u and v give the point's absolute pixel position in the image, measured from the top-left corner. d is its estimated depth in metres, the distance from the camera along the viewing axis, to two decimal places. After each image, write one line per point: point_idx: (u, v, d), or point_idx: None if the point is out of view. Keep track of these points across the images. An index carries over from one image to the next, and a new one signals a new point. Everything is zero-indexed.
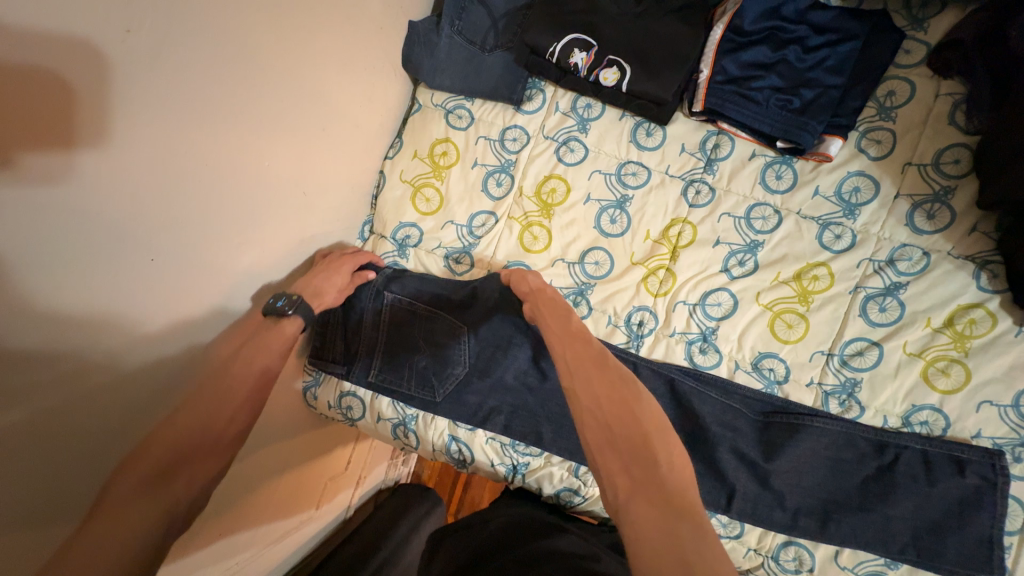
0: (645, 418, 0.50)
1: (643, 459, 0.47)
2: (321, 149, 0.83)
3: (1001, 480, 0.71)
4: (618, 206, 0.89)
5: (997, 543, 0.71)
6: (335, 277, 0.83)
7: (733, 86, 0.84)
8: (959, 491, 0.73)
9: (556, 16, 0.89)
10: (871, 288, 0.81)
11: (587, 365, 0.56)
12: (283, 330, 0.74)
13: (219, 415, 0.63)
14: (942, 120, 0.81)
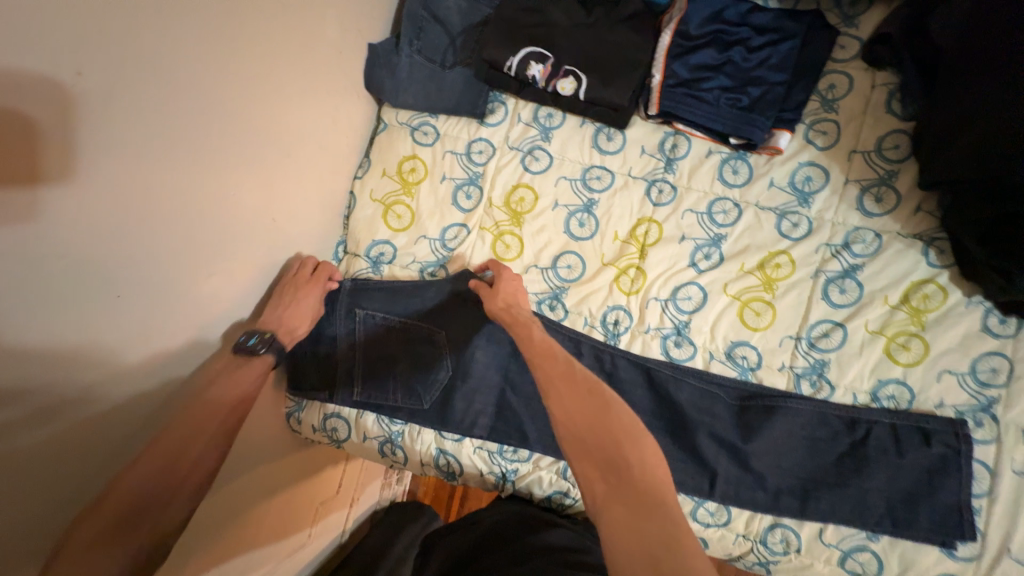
0: (614, 426, 0.55)
1: (617, 463, 0.51)
2: (289, 172, 0.83)
3: (965, 446, 0.75)
4: (585, 209, 0.91)
5: (966, 507, 0.74)
6: (302, 305, 0.83)
7: (685, 88, 0.88)
8: (928, 460, 0.76)
9: (511, 33, 0.92)
10: (830, 272, 0.84)
11: (559, 381, 0.61)
12: (253, 367, 0.72)
13: (187, 454, 0.60)
14: (880, 108, 0.86)
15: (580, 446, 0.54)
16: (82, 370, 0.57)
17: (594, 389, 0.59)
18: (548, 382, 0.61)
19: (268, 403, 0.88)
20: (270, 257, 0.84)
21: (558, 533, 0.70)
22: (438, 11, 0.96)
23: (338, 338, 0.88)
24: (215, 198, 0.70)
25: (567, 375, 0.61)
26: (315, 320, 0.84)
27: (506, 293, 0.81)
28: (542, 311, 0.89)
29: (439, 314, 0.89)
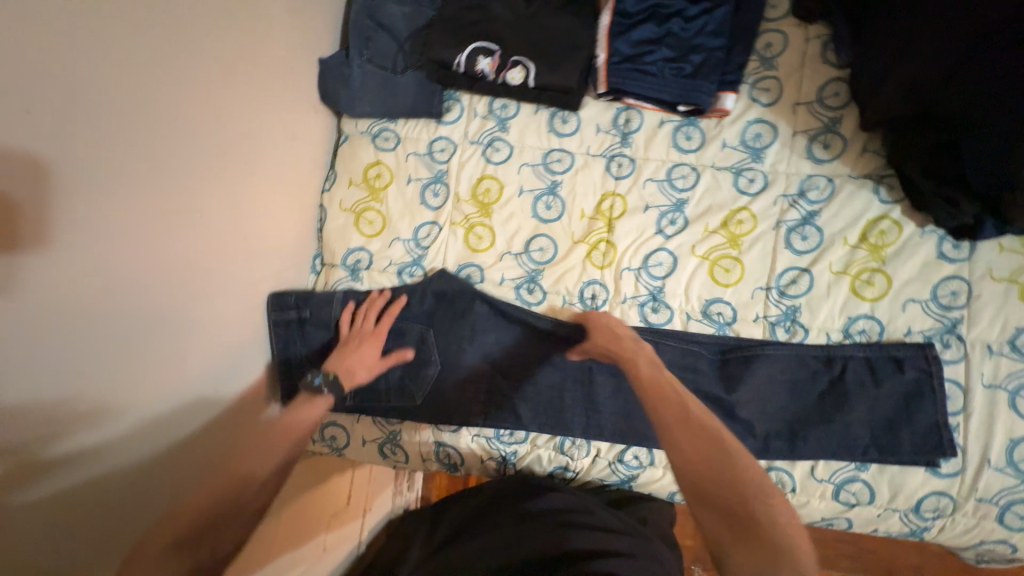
0: (744, 484, 0.56)
1: (746, 525, 0.55)
2: (256, 193, 0.85)
3: (935, 368, 0.79)
4: (550, 192, 0.93)
5: (944, 426, 0.77)
6: (362, 355, 0.85)
7: (629, 63, 0.91)
8: (903, 386, 0.79)
9: (456, 31, 0.95)
10: (790, 221, 0.88)
11: (685, 435, 0.60)
12: (313, 406, 0.76)
13: (243, 482, 0.64)
14: (816, 59, 0.90)
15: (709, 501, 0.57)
16: (66, 396, 0.59)
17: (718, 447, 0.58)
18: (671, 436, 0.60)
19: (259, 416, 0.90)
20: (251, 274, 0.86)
21: (559, 499, 0.77)
22: (383, 19, 0.99)
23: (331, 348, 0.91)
24: (184, 222, 0.72)
25: (693, 427, 0.60)
26: (376, 370, 0.86)
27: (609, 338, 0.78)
28: (521, 296, 0.91)
29: (426, 314, 0.90)
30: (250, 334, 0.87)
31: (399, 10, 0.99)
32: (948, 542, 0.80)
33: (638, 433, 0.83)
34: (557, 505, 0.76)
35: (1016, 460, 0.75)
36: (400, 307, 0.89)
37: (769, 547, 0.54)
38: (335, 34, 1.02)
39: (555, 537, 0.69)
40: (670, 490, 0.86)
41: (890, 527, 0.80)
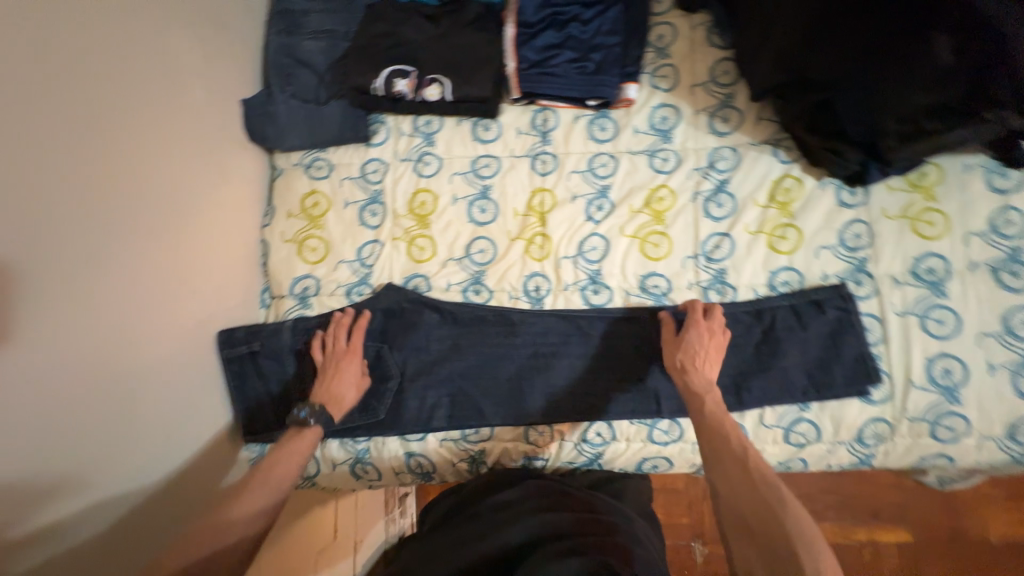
0: (784, 523, 0.59)
1: (782, 558, 0.57)
2: (191, 236, 0.86)
3: (850, 304, 0.86)
4: (483, 196, 0.98)
5: (869, 356, 0.84)
6: (344, 374, 0.86)
7: (537, 68, 0.98)
8: (827, 326, 0.86)
9: (371, 58, 1.00)
10: (705, 192, 0.95)
11: (729, 467, 0.67)
12: (305, 439, 0.79)
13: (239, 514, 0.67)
14: (703, 44, 0.99)
15: (741, 526, 0.62)
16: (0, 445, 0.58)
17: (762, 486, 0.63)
18: (716, 466, 0.68)
19: (219, 455, 0.90)
20: (195, 314, 0.87)
21: (540, 487, 0.80)
22: (301, 56, 1.04)
23: (290, 378, 0.92)
24: (116, 271, 0.73)
25: (739, 461, 0.66)
26: (364, 386, 0.87)
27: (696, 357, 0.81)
28: (469, 298, 0.93)
29: (379, 329, 0.92)
30: (200, 373, 0.87)
31: (316, 45, 1.04)
32: (894, 465, 0.85)
33: (597, 411, 0.87)
34: (538, 493, 0.79)
35: (935, 377, 0.82)
36: (366, 320, 0.90)
37: None
38: (256, 75, 1.06)
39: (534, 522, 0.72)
40: (638, 462, 0.89)
41: (841, 460, 0.85)
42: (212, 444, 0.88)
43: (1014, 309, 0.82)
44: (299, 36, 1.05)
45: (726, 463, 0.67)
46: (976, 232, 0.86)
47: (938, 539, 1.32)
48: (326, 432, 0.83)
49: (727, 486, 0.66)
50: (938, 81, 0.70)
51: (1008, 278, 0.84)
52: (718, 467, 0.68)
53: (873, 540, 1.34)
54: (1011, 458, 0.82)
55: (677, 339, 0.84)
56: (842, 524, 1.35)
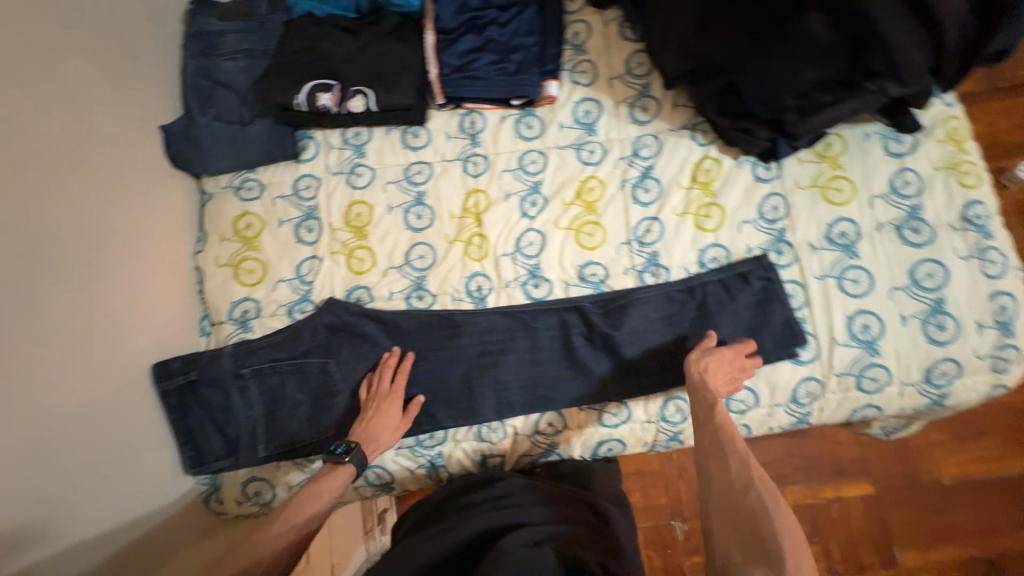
0: (773, 520, 0.64)
1: (767, 548, 0.62)
2: (111, 271, 0.84)
3: (772, 273, 0.91)
4: (418, 202, 0.99)
5: (794, 320, 0.88)
6: (382, 418, 0.85)
7: (459, 72, 0.99)
8: (753, 295, 0.91)
9: (292, 74, 1.00)
10: (632, 179, 0.98)
11: (726, 462, 0.72)
12: (336, 478, 0.79)
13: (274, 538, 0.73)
14: (617, 38, 1.03)
15: (727, 513, 0.68)
16: None
17: (756, 482, 0.68)
18: (715, 460, 0.74)
19: (163, 489, 0.87)
20: (123, 350, 0.84)
21: (508, 486, 0.82)
22: (221, 78, 1.02)
23: (234, 405, 0.89)
24: (30, 312, 0.71)
25: (742, 460, 0.71)
26: (399, 430, 0.85)
27: (718, 371, 0.83)
28: (412, 304, 0.94)
29: (323, 344, 0.91)
30: (136, 409, 0.85)
31: (235, 66, 1.03)
32: (829, 420, 0.90)
33: (546, 401, 0.89)
34: (506, 492, 0.81)
35: (856, 333, 0.88)
36: (411, 361, 0.89)
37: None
38: (175, 99, 1.03)
39: (496, 521, 0.74)
40: (593, 447, 0.91)
41: (779, 421, 0.90)
42: (155, 478, 0.86)
43: (919, 263, 0.89)
44: (217, 57, 1.03)
45: (725, 458, 0.72)
46: (880, 194, 0.92)
47: (896, 487, 1.40)
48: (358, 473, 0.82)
49: (721, 477, 0.71)
50: (821, 55, 0.77)
51: (911, 234, 0.90)
52: (716, 460, 0.73)
53: (839, 496, 1.40)
54: (929, 400, 0.88)
55: (707, 349, 0.85)
56: (809, 484, 1.41)
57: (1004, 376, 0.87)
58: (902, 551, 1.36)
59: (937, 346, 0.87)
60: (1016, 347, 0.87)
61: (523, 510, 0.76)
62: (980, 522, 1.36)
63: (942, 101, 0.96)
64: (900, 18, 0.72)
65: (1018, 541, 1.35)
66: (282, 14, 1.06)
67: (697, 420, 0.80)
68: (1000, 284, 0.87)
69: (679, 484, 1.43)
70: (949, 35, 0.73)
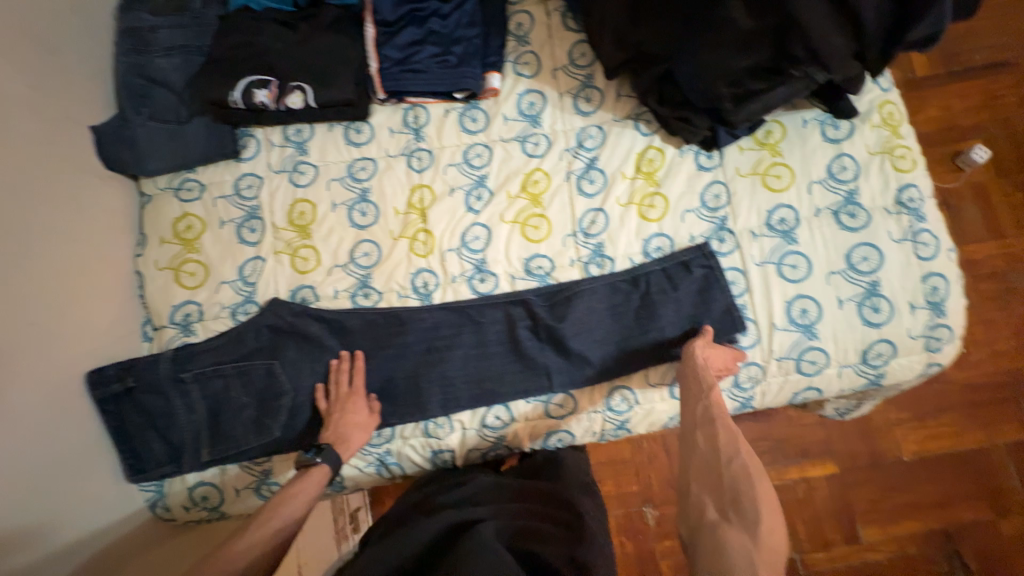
0: (752, 488, 0.67)
1: (742, 511, 0.65)
2: (42, 276, 0.82)
3: (712, 261, 0.92)
4: (362, 199, 0.97)
5: (734, 306, 0.90)
6: (351, 415, 0.86)
7: (399, 66, 0.98)
8: (695, 283, 0.92)
9: (227, 71, 0.97)
10: (577, 171, 0.98)
11: (714, 432, 0.74)
12: (313, 477, 0.79)
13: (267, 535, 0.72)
14: (560, 28, 1.02)
15: (707, 477, 0.71)
16: None
17: (740, 451, 0.70)
18: (703, 428, 0.75)
19: (102, 498, 0.85)
20: (53, 358, 0.82)
21: (474, 487, 0.83)
22: (154, 74, 0.99)
23: (176, 410, 0.88)
24: None
25: (729, 433, 0.73)
26: (372, 426, 0.86)
27: (717, 361, 0.85)
28: (358, 302, 0.93)
29: (267, 346, 0.90)
30: (70, 418, 0.83)
31: (169, 63, 1.00)
32: (770, 403, 0.93)
33: (493, 395, 0.90)
34: (472, 492, 0.82)
35: (794, 317, 0.89)
36: (362, 359, 0.89)
37: (758, 536, 0.63)
38: (107, 99, 1.00)
39: (459, 518, 0.74)
40: (542, 438, 0.92)
41: None
42: (93, 486, 0.84)
43: (855, 246, 0.90)
44: (149, 54, 1.00)
45: (712, 427, 0.74)
46: (818, 180, 0.94)
47: (859, 465, 1.42)
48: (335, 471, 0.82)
49: (706, 444, 0.74)
50: (745, 42, 0.77)
51: (847, 219, 0.92)
52: (704, 429, 0.75)
53: (804, 477, 1.42)
54: (867, 380, 0.90)
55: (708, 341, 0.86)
56: (776, 466, 1.43)
57: (937, 354, 0.90)
58: (866, 528, 1.38)
59: (873, 328, 0.89)
60: (947, 326, 0.89)
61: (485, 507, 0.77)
62: (939, 496, 1.39)
63: (878, 86, 0.97)
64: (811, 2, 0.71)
65: (977, 513, 1.37)
66: (218, 9, 1.03)
67: (687, 391, 0.82)
68: (932, 265, 0.90)
69: (649, 471, 1.43)
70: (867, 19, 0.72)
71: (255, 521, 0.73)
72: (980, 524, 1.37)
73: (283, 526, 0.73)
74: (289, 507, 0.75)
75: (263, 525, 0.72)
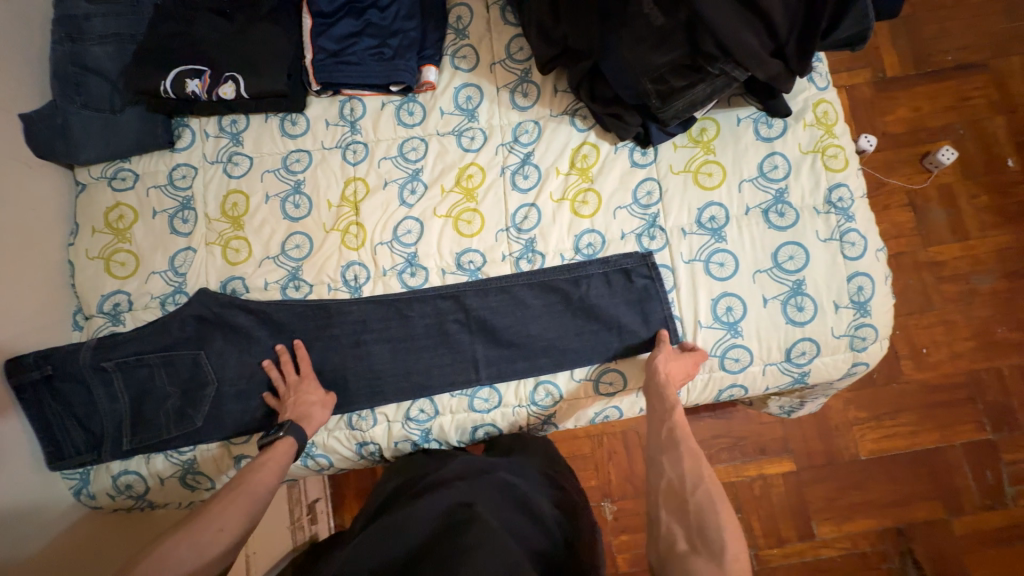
0: (719, 513, 0.63)
1: (707, 536, 0.61)
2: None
3: (655, 273, 0.91)
4: (295, 191, 0.97)
5: (672, 318, 0.91)
6: (306, 396, 0.86)
7: (334, 58, 0.97)
8: (635, 293, 0.92)
9: (160, 60, 0.97)
10: (512, 166, 0.98)
11: (679, 454, 0.70)
12: (278, 450, 0.78)
13: (251, 494, 0.72)
14: (499, 23, 1.02)
15: (674, 505, 0.66)
16: None
17: (705, 475, 0.67)
18: (668, 453, 0.71)
19: (22, 485, 0.85)
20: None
21: (446, 471, 0.79)
22: (89, 63, 0.99)
23: (98, 399, 0.89)
24: None
25: (693, 456, 0.70)
26: (330, 404, 0.87)
27: (678, 371, 0.84)
28: (288, 294, 0.93)
29: (194, 336, 0.91)
30: None
31: (104, 51, 1.00)
32: (695, 399, 0.94)
33: (420, 387, 0.91)
34: (450, 475, 0.77)
35: (719, 315, 0.90)
36: (302, 348, 0.90)
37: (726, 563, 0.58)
38: (44, 86, 0.99)
39: (450, 500, 0.70)
40: (469, 431, 0.93)
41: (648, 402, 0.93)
42: (10, 472, 0.84)
43: (781, 246, 0.91)
44: (85, 42, 1.00)
45: (677, 451, 0.71)
46: (748, 178, 0.94)
47: (817, 464, 1.41)
48: (302, 446, 0.82)
49: (673, 470, 0.69)
50: (660, 37, 0.81)
51: (776, 218, 0.92)
52: (669, 453, 0.71)
53: (762, 474, 1.41)
54: (792, 378, 0.91)
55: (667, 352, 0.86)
56: (734, 464, 1.42)
57: (862, 354, 0.90)
58: (820, 526, 1.38)
59: (797, 327, 0.89)
60: (872, 326, 0.90)
61: (467, 486, 0.73)
62: (894, 495, 1.39)
63: (814, 85, 0.97)
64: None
65: (932, 513, 1.37)
66: None
67: (653, 414, 0.79)
68: (859, 265, 0.90)
69: (608, 466, 1.39)
70: (773, 14, 0.74)
71: (225, 488, 0.72)
72: (934, 524, 1.37)
73: (256, 492, 0.72)
74: (261, 475, 0.74)
75: (234, 491, 0.71)
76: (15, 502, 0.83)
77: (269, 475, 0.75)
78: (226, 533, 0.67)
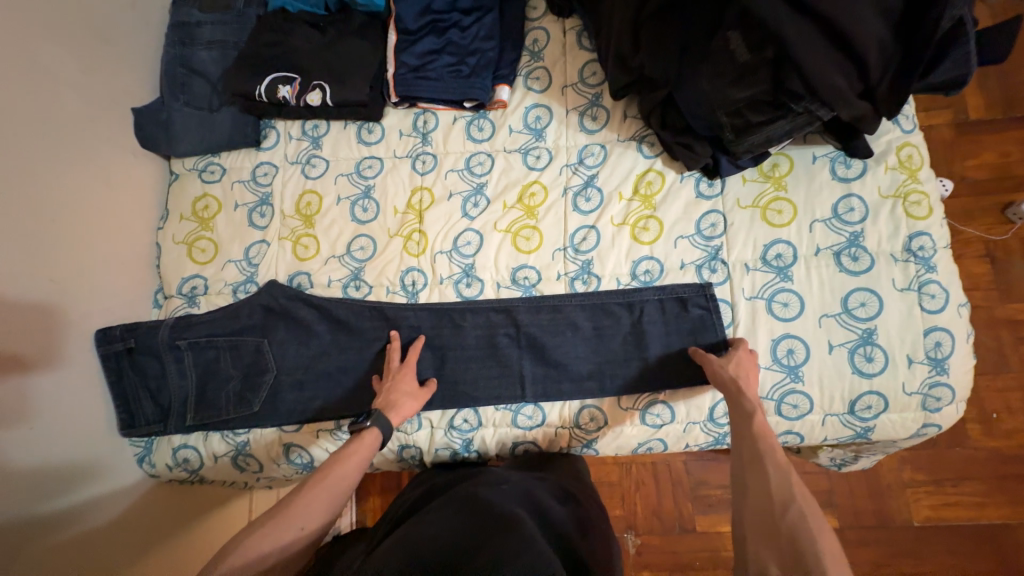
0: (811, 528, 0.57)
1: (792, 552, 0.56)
2: (44, 239, 0.87)
3: (712, 303, 0.89)
4: (365, 195, 1.02)
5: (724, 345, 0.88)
6: (402, 386, 0.87)
7: (414, 72, 1.02)
8: (689, 323, 0.90)
9: (257, 66, 1.05)
10: (575, 187, 0.98)
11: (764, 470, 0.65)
12: (363, 440, 0.78)
13: (337, 489, 0.73)
14: (574, 47, 1.05)
15: (763, 527, 0.61)
16: None
17: (796, 491, 0.61)
18: (751, 467, 0.67)
19: (95, 449, 0.92)
20: (49, 311, 0.87)
21: (495, 475, 0.79)
22: (195, 66, 1.09)
23: (168, 373, 0.96)
24: None
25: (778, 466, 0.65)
26: (421, 398, 0.87)
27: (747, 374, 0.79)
28: (349, 293, 0.97)
29: (259, 324, 0.96)
30: (77, 371, 0.91)
31: (209, 55, 1.09)
32: None
33: (466, 397, 0.92)
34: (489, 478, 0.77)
35: (780, 357, 0.87)
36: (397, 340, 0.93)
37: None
38: (154, 84, 1.10)
39: (489, 500, 0.69)
40: (509, 446, 0.93)
41: (695, 439, 0.91)
42: (83, 438, 0.90)
43: (853, 291, 0.87)
44: (193, 47, 1.09)
45: (762, 468, 0.66)
46: (821, 219, 0.90)
47: (865, 524, 1.31)
48: (386, 436, 0.81)
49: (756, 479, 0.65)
50: (742, 73, 0.80)
51: (849, 261, 0.88)
52: (752, 465, 0.67)
53: None
54: (854, 432, 0.86)
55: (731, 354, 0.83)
56: None
57: (935, 416, 0.85)
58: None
59: (864, 378, 0.85)
60: (949, 386, 0.84)
61: (508, 491, 0.72)
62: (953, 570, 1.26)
63: (899, 127, 0.93)
64: (806, 33, 0.72)
65: None
66: (258, 10, 1.12)
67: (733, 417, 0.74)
68: (939, 319, 0.85)
69: (636, 497, 1.35)
70: (868, 54, 0.72)
71: (311, 480, 0.72)
72: None
73: (338, 486, 0.73)
74: (343, 467, 0.74)
75: (319, 485, 0.72)
76: (84, 466, 0.90)
77: (352, 471, 0.75)
78: (312, 524, 0.70)
